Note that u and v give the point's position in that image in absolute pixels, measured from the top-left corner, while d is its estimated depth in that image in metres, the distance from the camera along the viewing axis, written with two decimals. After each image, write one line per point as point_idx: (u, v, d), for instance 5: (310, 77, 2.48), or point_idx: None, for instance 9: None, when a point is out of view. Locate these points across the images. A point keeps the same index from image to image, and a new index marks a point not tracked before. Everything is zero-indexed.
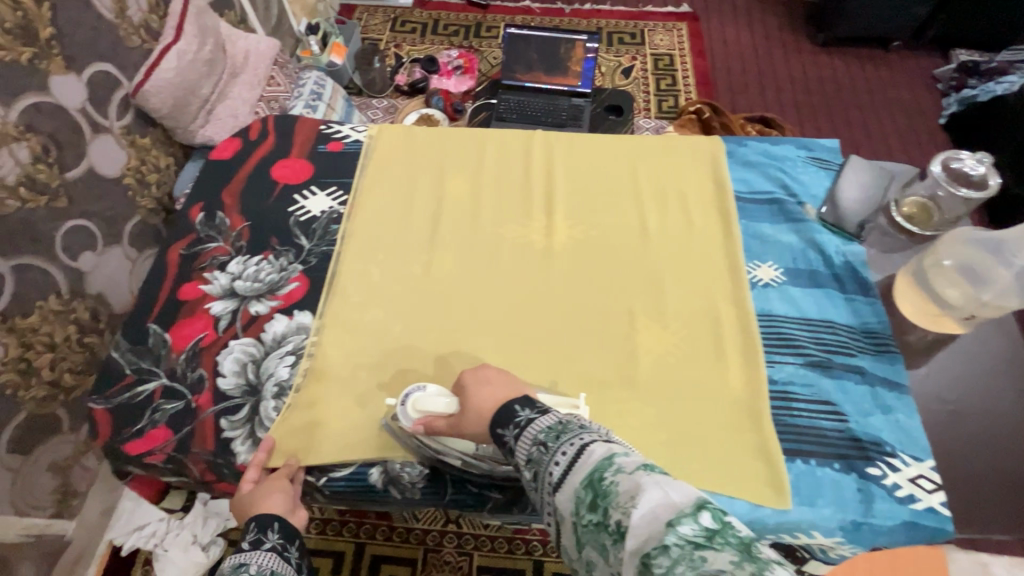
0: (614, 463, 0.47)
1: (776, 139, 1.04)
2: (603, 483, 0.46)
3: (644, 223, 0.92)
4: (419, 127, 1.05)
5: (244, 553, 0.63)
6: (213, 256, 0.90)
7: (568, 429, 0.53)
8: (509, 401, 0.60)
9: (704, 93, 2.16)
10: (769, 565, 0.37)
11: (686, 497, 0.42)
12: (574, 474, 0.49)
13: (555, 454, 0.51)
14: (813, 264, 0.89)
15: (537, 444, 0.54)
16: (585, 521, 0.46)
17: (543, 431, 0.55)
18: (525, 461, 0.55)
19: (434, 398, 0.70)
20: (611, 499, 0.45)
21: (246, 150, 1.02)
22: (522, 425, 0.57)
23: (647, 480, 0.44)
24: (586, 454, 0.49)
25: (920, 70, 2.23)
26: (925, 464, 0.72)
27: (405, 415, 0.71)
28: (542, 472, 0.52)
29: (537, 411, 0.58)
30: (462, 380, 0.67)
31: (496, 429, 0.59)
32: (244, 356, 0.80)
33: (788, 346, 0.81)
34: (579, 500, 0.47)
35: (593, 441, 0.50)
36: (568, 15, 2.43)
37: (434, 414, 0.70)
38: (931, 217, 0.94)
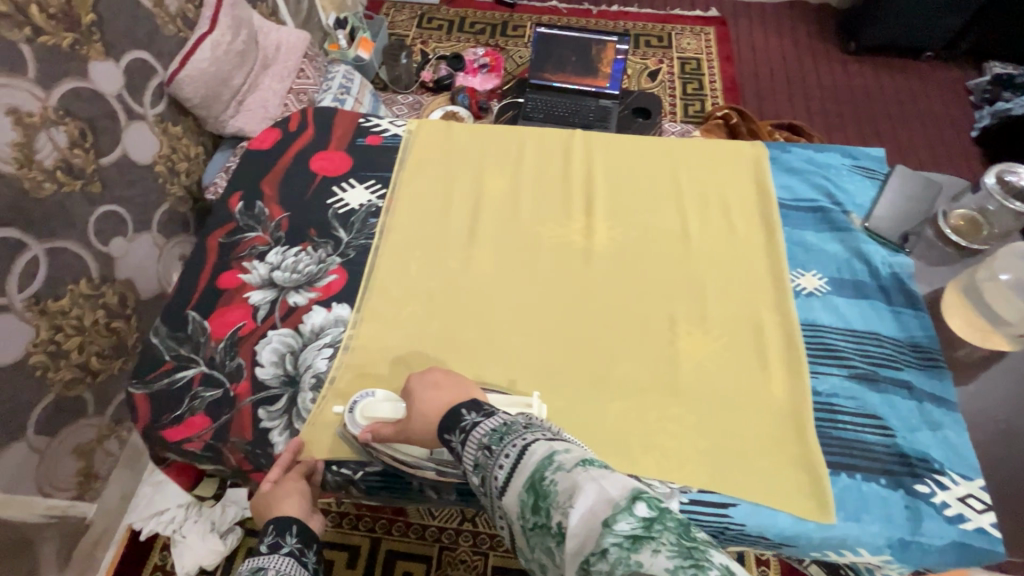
0: (553, 462, 0.49)
1: (819, 146, 1.03)
2: (543, 485, 0.47)
3: (686, 227, 0.91)
4: (458, 124, 1.05)
5: (262, 557, 0.67)
6: (252, 245, 0.90)
7: (511, 429, 0.55)
8: (456, 406, 0.61)
9: (731, 99, 2.14)
10: (700, 554, 0.39)
11: (619, 491, 0.44)
12: (517, 476, 0.50)
13: (499, 457, 0.53)
14: (858, 274, 0.87)
15: (482, 448, 0.55)
16: (531, 522, 0.48)
17: (487, 434, 0.55)
18: (472, 465, 0.56)
19: (380, 403, 0.72)
20: (551, 500, 0.46)
21: (285, 141, 1.02)
22: (467, 429, 0.58)
23: (581, 478, 0.46)
24: (527, 456, 0.50)
25: (952, 81, 2.19)
26: (975, 484, 0.70)
27: (354, 422, 0.72)
28: (488, 476, 0.53)
29: (482, 415, 0.58)
30: (410, 385, 0.68)
31: (443, 434, 0.60)
32: (282, 347, 0.80)
33: (832, 357, 0.79)
34: (523, 504, 0.49)
35: (534, 441, 0.52)
36: (596, 16, 2.41)
37: (382, 419, 0.71)
38: (980, 231, 0.92)
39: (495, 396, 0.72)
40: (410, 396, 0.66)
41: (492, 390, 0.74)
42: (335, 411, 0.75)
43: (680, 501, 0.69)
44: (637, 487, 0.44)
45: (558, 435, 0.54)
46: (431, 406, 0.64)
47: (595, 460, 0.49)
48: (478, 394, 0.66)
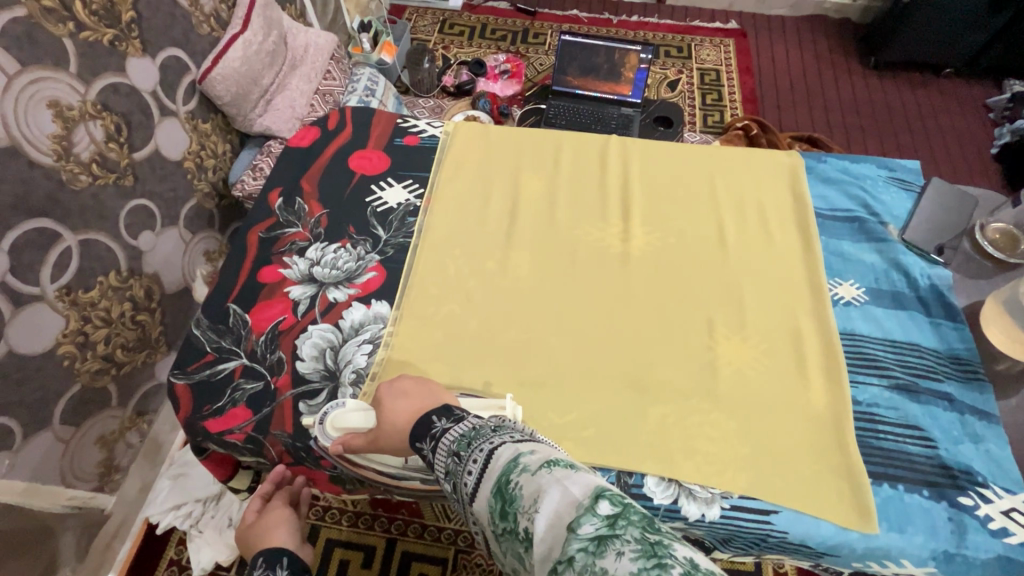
0: (518, 464, 0.49)
1: (855, 157, 1.03)
2: (509, 490, 0.47)
3: (723, 234, 0.91)
4: (494, 127, 1.06)
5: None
6: (292, 240, 0.91)
7: (480, 433, 0.54)
8: (426, 414, 0.61)
9: (751, 110, 2.15)
10: (661, 549, 0.39)
11: (581, 491, 0.44)
12: (484, 481, 0.50)
13: (467, 463, 0.52)
14: (897, 285, 0.87)
15: (451, 455, 0.54)
16: (501, 529, 0.47)
17: (456, 440, 0.55)
18: (443, 472, 0.55)
19: (349, 414, 0.72)
20: (516, 506, 0.46)
21: (324, 139, 1.03)
22: (437, 437, 0.57)
23: (544, 479, 0.46)
24: (493, 460, 0.50)
25: (973, 98, 2.19)
26: (1018, 497, 0.70)
27: (325, 434, 0.72)
28: (458, 482, 0.53)
29: (452, 421, 0.58)
30: (380, 393, 0.69)
31: (414, 443, 0.60)
32: (322, 342, 0.81)
33: (872, 367, 0.79)
34: (492, 510, 0.48)
35: (500, 445, 0.51)
36: (616, 26, 2.43)
37: (353, 430, 0.71)
38: (1017, 245, 0.92)
39: (467, 400, 0.72)
40: (380, 405, 0.68)
41: (466, 393, 0.75)
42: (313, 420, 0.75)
43: (720, 506, 0.69)
44: (598, 484, 0.44)
45: (525, 436, 0.53)
46: (400, 413, 0.65)
47: (561, 459, 0.49)
48: (449, 398, 0.66)
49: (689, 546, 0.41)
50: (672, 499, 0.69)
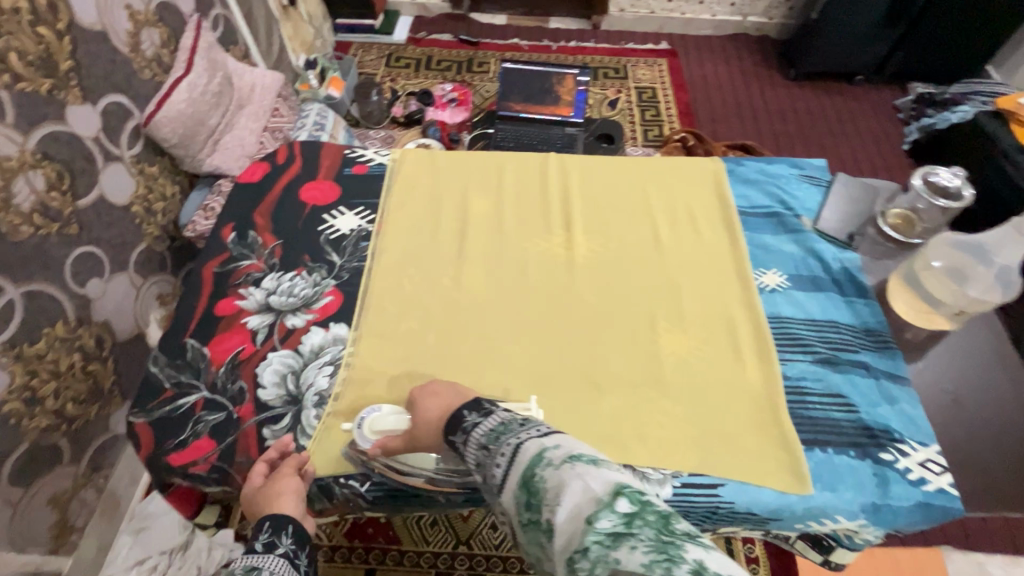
0: (545, 458, 0.52)
1: (770, 159, 1.13)
2: (535, 482, 0.50)
3: (658, 237, 0.99)
4: (440, 151, 1.11)
5: (257, 555, 0.68)
6: (247, 272, 0.93)
7: (508, 428, 0.58)
8: (457, 411, 0.67)
9: (686, 123, 2.30)
10: (678, 544, 0.40)
11: (601, 487, 0.46)
12: (512, 473, 0.53)
13: (495, 456, 0.56)
14: (814, 271, 0.96)
15: (481, 448, 0.59)
16: (525, 519, 0.50)
17: (485, 435, 0.60)
18: (475, 464, 0.59)
19: (387, 417, 0.76)
20: (541, 497, 0.49)
21: (273, 173, 1.06)
22: (469, 430, 0.62)
23: (568, 473, 0.48)
24: (520, 453, 0.54)
25: (882, 101, 2.41)
26: (931, 449, 0.78)
27: (363, 437, 0.75)
28: (488, 474, 0.56)
29: (481, 416, 0.63)
30: (413, 395, 0.74)
31: (449, 436, 0.65)
32: (283, 368, 0.83)
33: (797, 345, 0.87)
34: (518, 501, 0.51)
35: (526, 440, 0.55)
36: (555, 52, 2.56)
37: (389, 432, 0.75)
38: (914, 226, 1.02)
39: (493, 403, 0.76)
40: (414, 405, 0.73)
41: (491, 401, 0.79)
42: (345, 427, 0.77)
43: (672, 485, 0.74)
44: (618, 482, 0.46)
45: (550, 431, 0.56)
46: (431, 410, 0.71)
47: (585, 454, 0.51)
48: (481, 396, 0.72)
49: (703, 542, 0.42)
50: None
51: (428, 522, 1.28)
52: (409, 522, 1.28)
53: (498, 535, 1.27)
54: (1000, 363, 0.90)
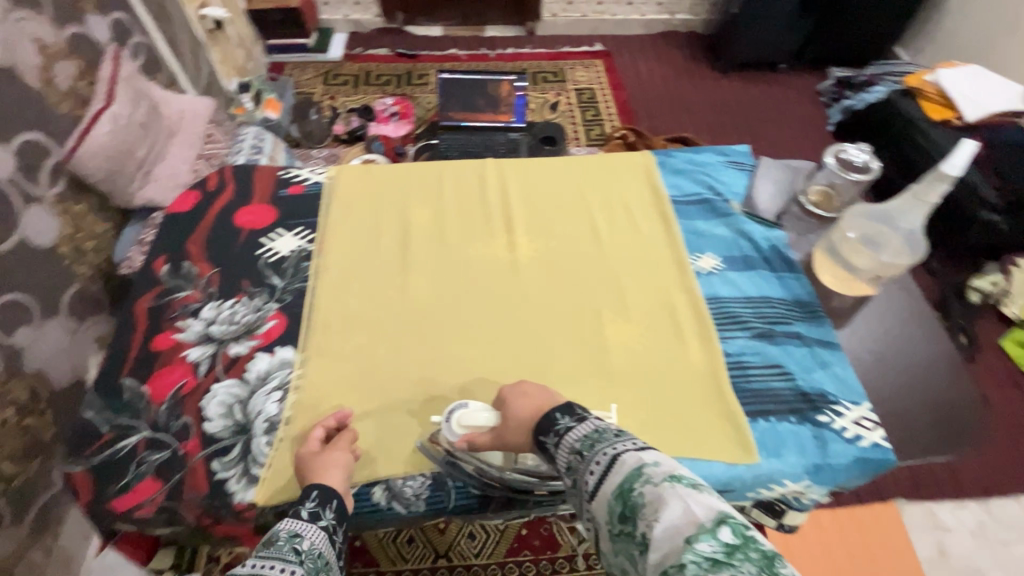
0: (643, 474, 0.50)
1: (698, 148, 1.19)
2: (631, 496, 0.49)
3: (597, 231, 1.02)
4: (376, 165, 1.11)
5: (300, 522, 0.61)
6: (183, 304, 0.90)
7: (603, 436, 0.57)
8: (548, 412, 0.64)
9: (626, 121, 2.37)
10: None
11: (705, 513, 0.44)
12: (606, 483, 0.52)
13: (590, 463, 0.55)
14: (745, 251, 1.01)
15: (574, 453, 0.57)
16: (617, 529, 0.49)
17: (579, 440, 0.58)
18: (565, 467, 0.58)
19: (475, 412, 0.73)
20: (637, 512, 0.47)
21: (205, 200, 1.04)
22: (561, 433, 0.60)
23: (670, 492, 0.46)
24: (618, 464, 0.52)
25: (805, 86, 2.55)
26: (863, 407, 0.83)
27: (450, 431, 0.73)
28: (579, 479, 0.55)
29: (576, 420, 0.61)
30: (504, 393, 0.71)
31: (538, 436, 0.63)
32: (229, 398, 0.81)
33: (735, 322, 0.91)
34: (611, 511, 0.50)
35: (625, 452, 0.53)
36: (493, 59, 2.59)
37: (477, 429, 0.72)
38: (832, 202, 1.08)
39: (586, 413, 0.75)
40: (505, 404, 0.69)
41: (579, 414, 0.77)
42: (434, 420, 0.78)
43: None
44: (725, 511, 0.44)
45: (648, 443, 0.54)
46: (521, 411, 0.67)
47: (685, 474, 0.49)
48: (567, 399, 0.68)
49: None
50: None
51: (405, 540, 1.25)
52: (386, 541, 1.25)
53: (477, 543, 1.26)
54: (914, 319, 0.97)
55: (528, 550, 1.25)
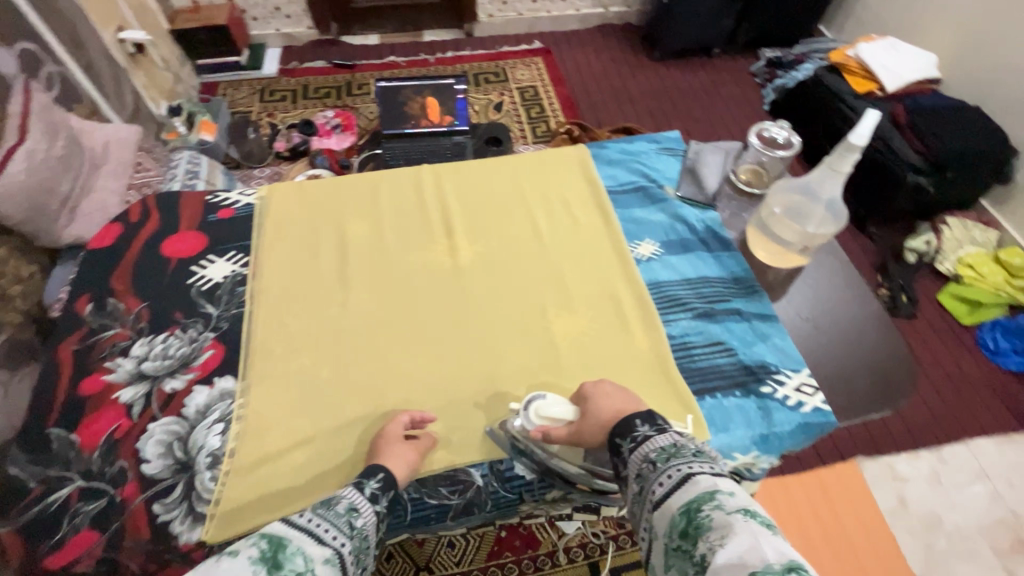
0: (715, 499, 0.51)
1: (631, 138, 1.22)
2: (698, 515, 0.50)
3: (537, 228, 1.03)
4: (309, 181, 1.08)
5: (357, 498, 0.65)
6: (112, 343, 0.86)
7: (679, 453, 0.58)
8: (628, 416, 0.66)
9: (570, 115, 2.39)
10: None
11: (776, 557, 0.44)
12: (674, 499, 0.54)
13: (661, 474, 0.57)
14: (682, 235, 1.04)
15: (647, 461, 0.60)
16: (675, 544, 0.51)
17: (655, 450, 0.60)
18: (635, 474, 0.60)
19: (553, 405, 0.75)
20: (702, 532, 0.49)
21: (128, 233, 0.99)
22: (639, 440, 0.62)
23: (740, 523, 0.48)
24: (692, 482, 0.54)
25: (739, 69, 2.63)
26: (802, 373, 0.87)
27: (527, 419, 0.74)
28: (647, 487, 0.57)
29: (655, 430, 0.63)
30: (586, 389, 0.74)
31: (614, 437, 0.65)
32: (168, 437, 0.77)
33: (677, 305, 0.94)
34: (674, 525, 0.52)
35: (700, 473, 0.55)
36: (434, 64, 2.58)
37: (555, 420, 0.74)
38: (762, 179, 1.11)
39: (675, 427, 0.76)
40: (589, 399, 0.73)
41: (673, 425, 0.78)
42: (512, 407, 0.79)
43: None
44: (796, 562, 0.44)
45: (723, 473, 0.56)
46: (607, 410, 0.70)
47: (758, 513, 0.50)
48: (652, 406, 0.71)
49: None
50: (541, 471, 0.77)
51: (383, 557, 1.22)
52: None
53: (457, 551, 1.24)
54: (847, 283, 1.02)
55: (509, 551, 1.24)
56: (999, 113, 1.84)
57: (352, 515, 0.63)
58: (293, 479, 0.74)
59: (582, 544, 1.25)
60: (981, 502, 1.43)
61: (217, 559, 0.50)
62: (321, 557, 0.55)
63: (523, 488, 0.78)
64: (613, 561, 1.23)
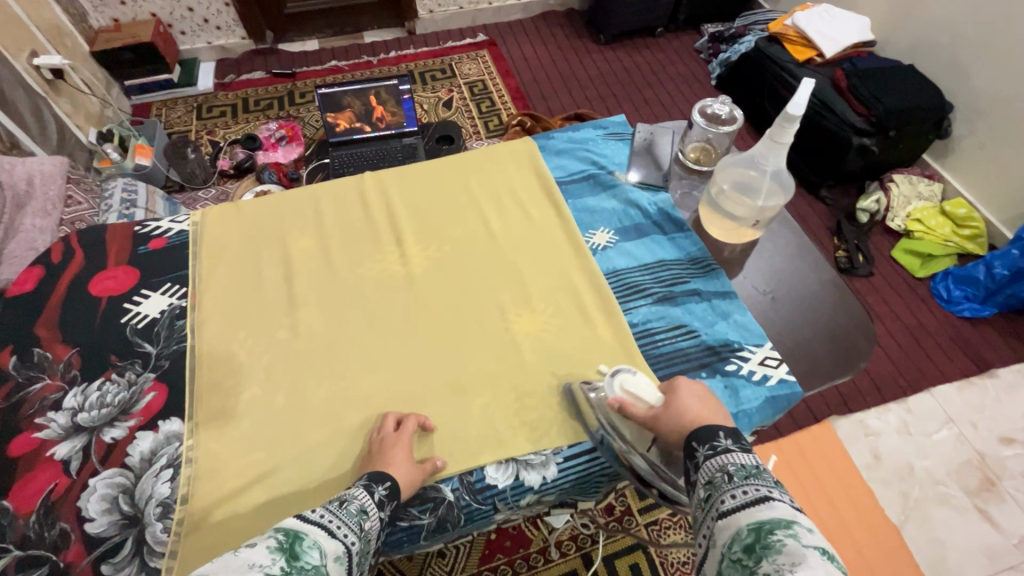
0: (792, 529, 0.47)
1: (577, 126, 1.21)
2: (769, 536, 0.46)
3: (488, 226, 1.00)
4: (247, 201, 1.03)
5: (363, 498, 0.62)
6: (41, 396, 0.80)
7: (761, 476, 0.54)
8: (711, 426, 0.62)
9: (522, 106, 2.36)
10: None
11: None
12: (744, 514, 0.49)
13: (736, 488, 0.53)
14: (635, 220, 1.03)
15: (722, 472, 0.55)
16: (736, 558, 0.47)
17: (734, 465, 0.56)
18: (705, 482, 0.56)
19: (643, 386, 0.72)
20: (769, 552, 0.45)
21: (50, 276, 0.92)
22: (719, 451, 0.58)
23: (817, 559, 0.43)
24: (769, 506, 0.49)
25: (684, 46, 2.64)
26: (766, 347, 0.87)
27: (611, 386, 0.74)
28: (716, 496, 0.53)
29: (739, 446, 0.58)
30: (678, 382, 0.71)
31: (691, 441, 0.61)
32: (113, 490, 0.72)
33: (636, 292, 0.93)
34: (739, 539, 0.48)
35: (778, 499, 0.50)
36: (377, 65, 2.51)
37: (637, 399, 0.72)
38: (711, 156, 1.12)
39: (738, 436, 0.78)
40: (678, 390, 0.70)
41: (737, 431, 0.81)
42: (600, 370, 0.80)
43: (556, 463, 0.77)
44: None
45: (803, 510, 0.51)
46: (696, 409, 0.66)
47: (834, 557, 0.45)
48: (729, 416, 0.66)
49: None
50: (513, 477, 0.75)
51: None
52: None
53: (448, 560, 1.21)
54: (801, 252, 1.03)
55: (501, 552, 1.22)
56: (933, 70, 1.89)
57: (362, 518, 0.60)
58: (250, 519, 0.70)
59: (573, 537, 1.24)
60: (949, 445, 1.48)
61: (236, 553, 0.47)
62: (332, 552, 0.53)
63: (496, 497, 0.75)
64: (605, 549, 1.22)
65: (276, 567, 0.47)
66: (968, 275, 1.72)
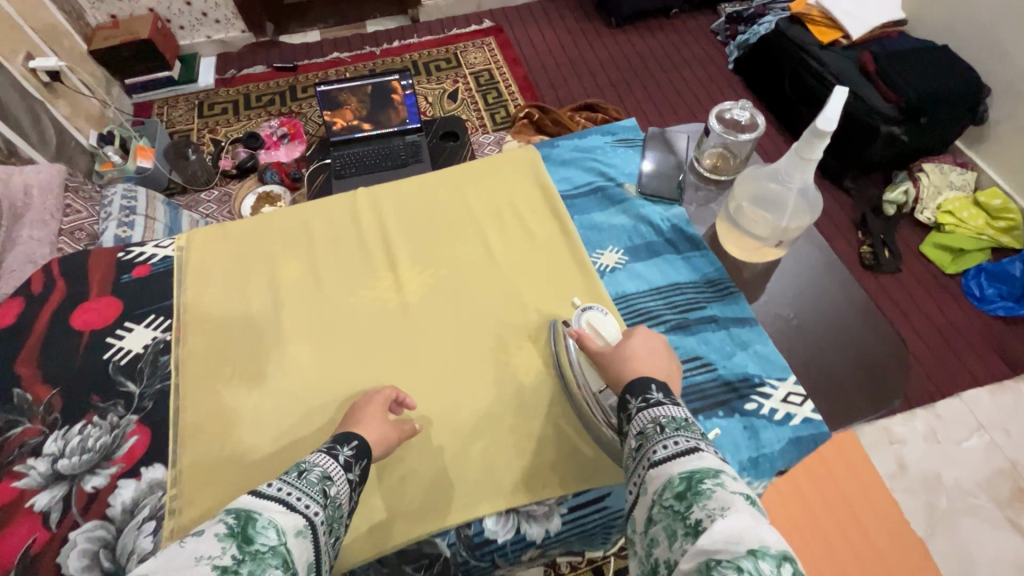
0: (718, 477, 0.48)
1: (584, 132, 1.14)
2: (699, 484, 0.48)
3: (489, 247, 0.94)
4: (235, 222, 0.98)
5: (321, 466, 0.59)
6: (21, 442, 0.76)
7: (689, 427, 0.56)
8: (643, 379, 0.63)
9: (530, 97, 2.26)
10: None
11: (774, 542, 0.42)
12: (676, 463, 0.51)
13: (668, 438, 0.54)
14: (647, 237, 0.96)
15: (654, 422, 0.57)
16: (668, 502, 0.48)
17: (665, 417, 0.57)
18: (636, 433, 0.58)
19: (607, 325, 0.77)
20: (700, 498, 0.46)
21: (32, 309, 0.88)
22: (649, 402, 0.59)
23: (742, 503, 0.45)
24: (697, 455, 0.51)
25: (700, 27, 2.50)
26: (789, 382, 0.80)
27: (577, 319, 0.79)
28: (648, 445, 0.55)
29: (669, 400, 0.60)
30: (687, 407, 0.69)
31: (624, 394, 0.62)
32: (93, 544, 0.68)
33: (648, 319, 0.86)
34: (670, 485, 0.49)
35: (704, 448, 0.52)
36: (380, 56, 2.42)
37: (598, 334, 0.76)
38: (730, 163, 1.04)
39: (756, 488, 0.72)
40: None
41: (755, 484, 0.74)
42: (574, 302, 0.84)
43: (560, 514, 0.72)
44: (792, 553, 0.42)
45: None
46: None
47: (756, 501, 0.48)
48: None
49: None
50: (514, 530, 0.71)
51: None
52: None
53: None
54: (830, 272, 0.95)
55: None
56: (968, 50, 1.76)
57: (326, 482, 0.57)
58: None
59: None
60: (979, 455, 1.40)
61: (180, 543, 0.45)
62: (292, 528, 0.50)
63: (495, 552, 0.71)
64: None
65: (225, 557, 0.44)
66: (1004, 271, 1.62)
